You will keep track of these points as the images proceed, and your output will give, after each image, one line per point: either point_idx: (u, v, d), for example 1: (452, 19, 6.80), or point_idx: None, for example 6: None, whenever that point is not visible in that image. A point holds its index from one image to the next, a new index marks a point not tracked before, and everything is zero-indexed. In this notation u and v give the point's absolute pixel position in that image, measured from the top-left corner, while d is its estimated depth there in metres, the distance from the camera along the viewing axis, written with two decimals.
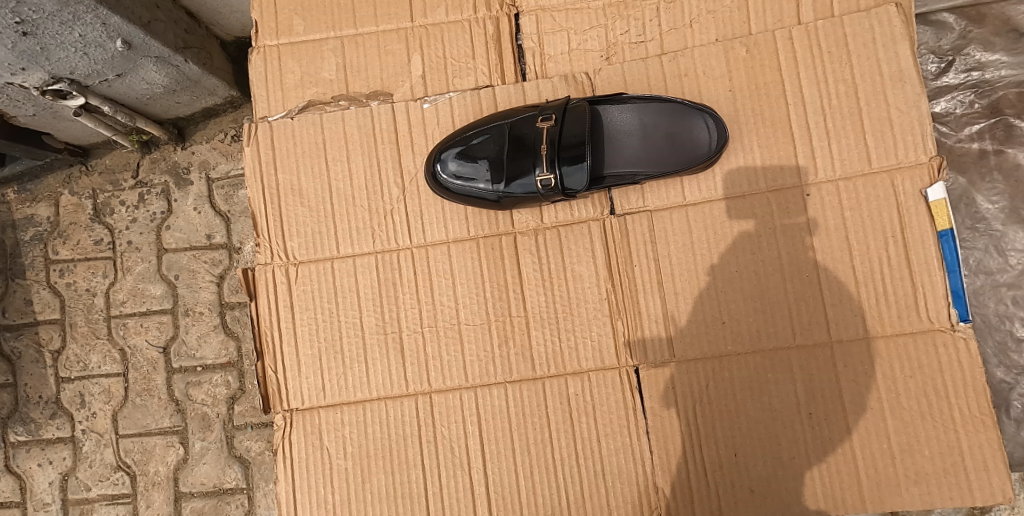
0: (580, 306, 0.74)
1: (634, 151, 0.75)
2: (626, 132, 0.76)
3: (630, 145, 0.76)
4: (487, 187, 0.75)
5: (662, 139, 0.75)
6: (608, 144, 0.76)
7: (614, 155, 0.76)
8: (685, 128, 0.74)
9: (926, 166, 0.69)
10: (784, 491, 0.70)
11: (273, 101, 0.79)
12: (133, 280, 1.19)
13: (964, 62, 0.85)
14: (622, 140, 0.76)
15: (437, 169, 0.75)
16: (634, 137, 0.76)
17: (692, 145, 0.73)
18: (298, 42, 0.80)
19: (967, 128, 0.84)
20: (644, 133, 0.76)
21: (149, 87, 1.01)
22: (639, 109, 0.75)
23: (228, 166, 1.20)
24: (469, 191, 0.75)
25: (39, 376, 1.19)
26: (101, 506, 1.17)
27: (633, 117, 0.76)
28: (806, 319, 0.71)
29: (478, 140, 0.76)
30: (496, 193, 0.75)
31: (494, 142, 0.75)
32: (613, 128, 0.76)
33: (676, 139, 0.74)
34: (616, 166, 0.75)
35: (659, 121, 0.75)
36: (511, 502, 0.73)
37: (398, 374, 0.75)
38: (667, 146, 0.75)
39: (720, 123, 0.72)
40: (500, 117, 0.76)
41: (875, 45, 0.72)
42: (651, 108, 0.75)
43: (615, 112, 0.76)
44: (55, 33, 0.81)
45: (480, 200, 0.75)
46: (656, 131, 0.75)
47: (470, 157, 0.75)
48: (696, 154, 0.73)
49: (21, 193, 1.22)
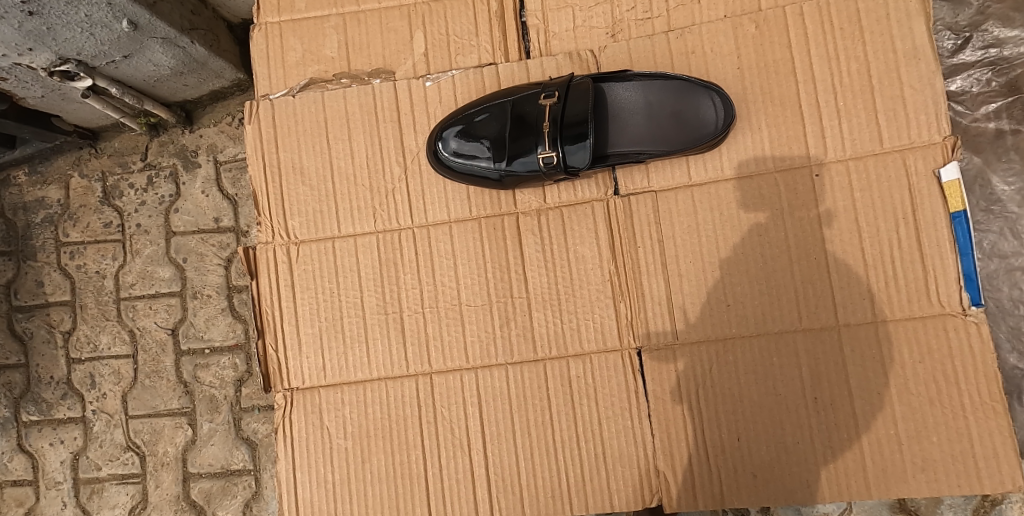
0: (583, 287, 0.73)
1: (639, 130, 0.74)
2: (631, 111, 0.74)
3: (635, 123, 0.74)
4: (489, 164, 0.73)
5: (668, 117, 0.73)
6: (612, 122, 0.74)
7: (618, 133, 0.74)
8: (690, 106, 0.72)
9: (940, 146, 0.67)
10: (788, 476, 0.69)
11: (274, 79, 0.78)
12: (142, 262, 1.20)
13: (982, 38, 0.82)
14: (626, 118, 0.74)
15: (439, 147, 0.74)
16: (639, 115, 0.74)
17: (699, 124, 0.71)
18: (300, 19, 0.79)
19: (984, 107, 0.82)
20: (649, 111, 0.74)
21: (156, 69, 1.01)
22: (644, 87, 0.74)
23: (236, 149, 1.20)
24: (470, 169, 0.73)
25: (50, 356, 1.20)
26: (111, 486, 1.19)
27: (638, 95, 0.74)
28: (813, 303, 0.69)
29: (479, 118, 0.74)
30: (498, 171, 0.73)
31: (497, 120, 0.74)
32: (617, 106, 0.74)
33: (682, 117, 0.72)
34: (621, 145, 0.73)
35: (665, 99, 0.73)
36: (510, 483, 0.72)
37: (398, 354, 0.75)
38: (672, 124, 0.73)
39: (727, 100, 0.70)
40: (502, 95, 0.75)
41: (889, 21, 0.70)
42: (656, 86, 0.73)
43: (619, 89, 0.74)
44: (61, 12, 0.80)
45: (482, 179, 0.74)
46: (662, 109, 0.73)
47: (472, 135, 0.74)
48: (702, 132, 0.71)
49: (31, 176, 1.23)
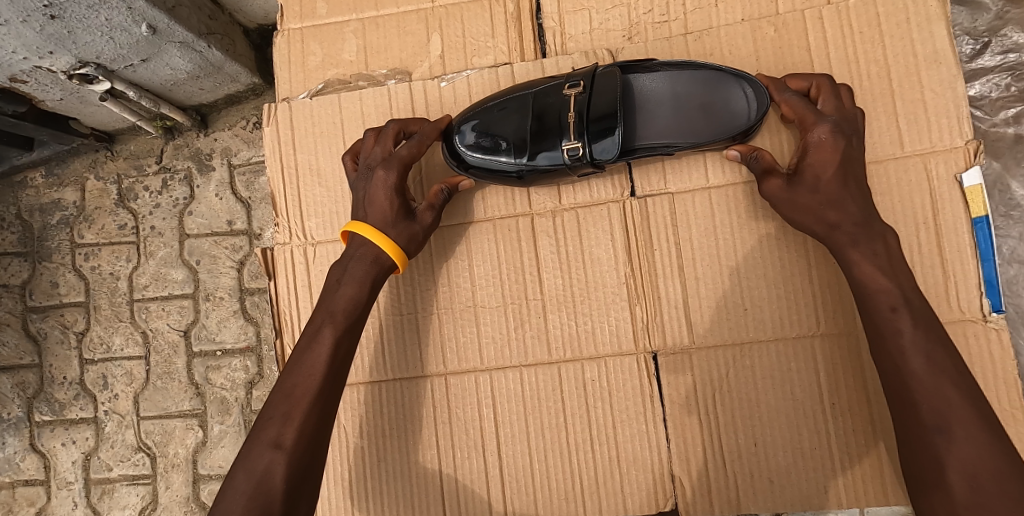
0: (598, 289, 0.73)
1: (666, 122, 0.70)
2: (657, 102, 0.71)
3: (662, 115, 0.71)
4: (510, 159, 0.71)
5: (698, 109, 0.70)
6: (638, 114, 0.71)
7: (645, 126, 0.71)
8: (721, 97, 0.69)
9: (962, 151, 0.68)
10: (805, 482, 0.68)
11: (295, 82, 0.80)
12: (156, 264, 1.21)
13: (1001, 44, 0.84)
14: (653, 110, 0.71)
15: (457, 141, 0.72)
16: (667, 107, 0.71)
17: (729, 116, 0.69)
18: (320, 24, 0.80)
19: (1003, 112, 0.84)
20: (677, 103, 0.70)
21: (173, 73, 1.02)
22: (671, 77, 0.70)
23: (250, 153, 1.21)
24: (491, 164, 0.71)
25: (64, 357, 1.21)
26: (122, 486, 1.19)
27: (665, 85, 0.71)
28: (831, 306, 0.69)
29: (496, 111, 0.72)
30: (518, 166, 0.70)
31: (516, 113, 0.71)
32: (643, 98, 0.71)
33: (712, 108, 0.69)
34: (648, 138, 0.71)
35: (694, 90, 0.70)
36: (523, 485, 0.72)
37: (413, 355, 0.75)
38: (702, 117, 0.70)
39: (759, 89, 0.68)
40: (522, 88, 0.72)
41: (909, 25, 0.70)
42: (684, 76, 0.70)
43: (645, 81, 0.71)
44: (82, 16, 0.81)
45: (502, 174, 0.71)
46: (691, 100, 0.70)
47: (489, 130, 0.71)
48: (734, 125, 0.69)
49: (48, 178, 1.24)
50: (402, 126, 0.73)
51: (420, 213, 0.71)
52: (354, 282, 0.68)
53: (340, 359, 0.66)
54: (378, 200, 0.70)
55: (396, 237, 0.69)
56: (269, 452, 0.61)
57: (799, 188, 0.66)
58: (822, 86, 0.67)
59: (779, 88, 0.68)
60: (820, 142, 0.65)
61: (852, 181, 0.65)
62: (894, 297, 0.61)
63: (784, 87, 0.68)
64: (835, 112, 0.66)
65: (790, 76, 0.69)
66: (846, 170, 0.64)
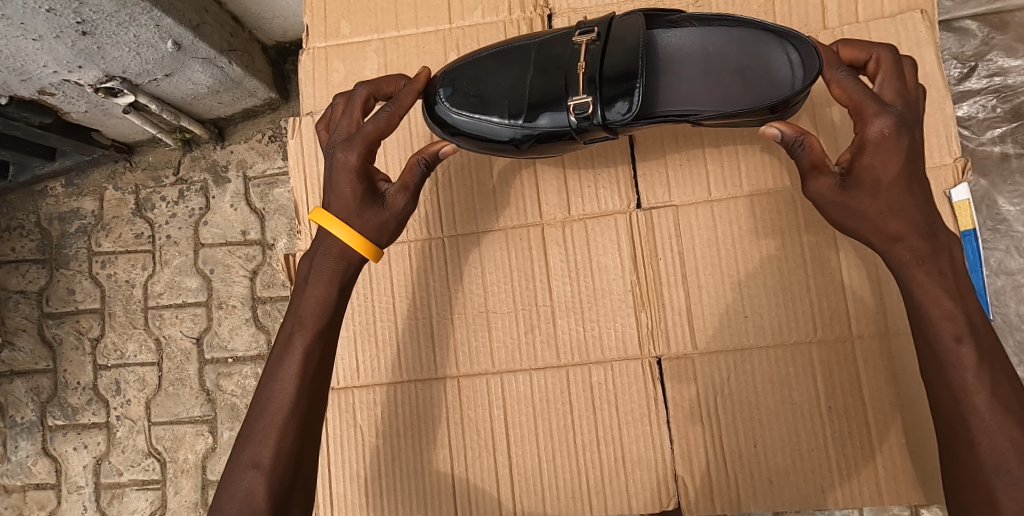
0: (604, 297, 0.77)
1: (696, 83, 0.70)
2: (688, 62, 0.70)
3: (692, 75, 0.70)
4: (502, 120, 0.70)
5: (733, 73, 0.69)
6: (668, 73, 0.70)
7: (674, 86, 0.70)
8: (759, 61, 0.68)
9: (951, 167, 0.71)
10: (802, 483, 0.71)
11: (318, 97, 0.84)
12: (171, 272, 1.25)
13: (988, 67, 0.94)
14: (683, 70, 0.70)
15: (441, 93, 0.73)
16: (698, 67, 0.70)
17: (767, 82, 0.68)
18: (344, 43, 0.85)
19: (989, 131, 0.95)
20: (709, 64, 0.70)
21: (194, 87, 1.07)
22: (704, 35, 0.70)
23: (265, 165, 1.25)
24: (478, 123, 0.71)
25: (78, 362, 1.25)
26: (132, 491, 1.22)
27: (698, 44, 0.70)
28: (827, 314, 0.73)
29: (489, 64, 0.72)
30: (511, 126, 0.70)
31: (517, 66, 0.71)
32: (674, 55, 0.71)
33: (749, 73, 0.68)
34: (676, 100, 0.70)
35: (729, 51, 0.69)
36: (533, 484, 0.75)
37: (427, 358, 0.78)
38: (736, 80, 0.69)
39: (806, 52, 0.65)
40: (527, 39, 0.72)
41: (901, 49, 0.74)
42: (718, 36, 0.69)
43: (677, 38, 0.71)
44: (112, 33, 0.86)
45: (491, 135, 0.71)
46: (727, 62, 0.69)
47: (479, 85, 0.72)
48: (772, 92, 0.67)
49: (68, 188, 1.28)
50: (374, 90, 0.72)
51: (393, 196, 0.69)
52: (321, 283, 0.68)
53: (312, 369, 0.66)
54: (345, 186, 0.68)
55: (362, 228, 0.68)
56: (249, 473, 0.61)
57: (855, 190, 0.62)
58: (882, 62, 0.64)
59: (835, 60, 0.64)
60: (881, 137, 0.60)
61: (914, 183, 0.61)
62: (958, 326, 0.58)
63: (840, 58, 0.65)
64: (898, 100, 0.63)
65: (847, 45, 0.66)
66: (911, 169, 0.61)
